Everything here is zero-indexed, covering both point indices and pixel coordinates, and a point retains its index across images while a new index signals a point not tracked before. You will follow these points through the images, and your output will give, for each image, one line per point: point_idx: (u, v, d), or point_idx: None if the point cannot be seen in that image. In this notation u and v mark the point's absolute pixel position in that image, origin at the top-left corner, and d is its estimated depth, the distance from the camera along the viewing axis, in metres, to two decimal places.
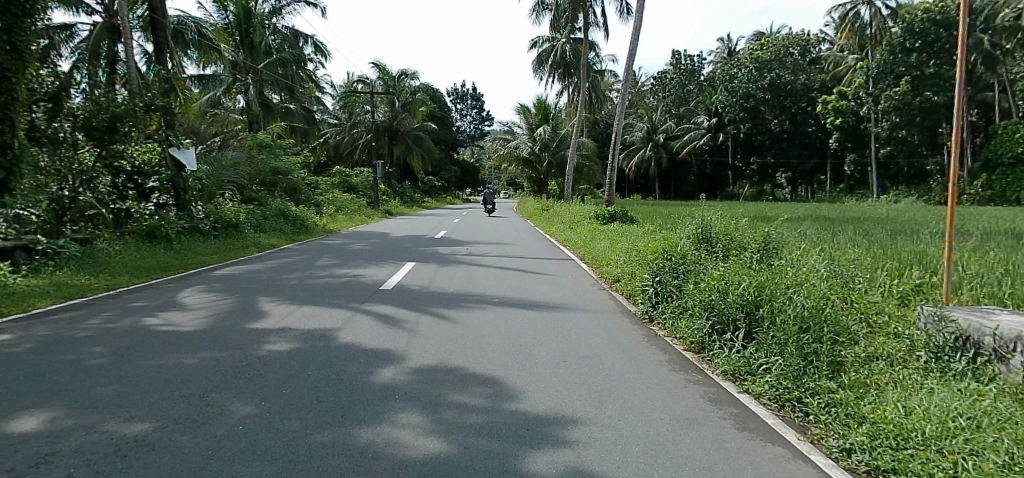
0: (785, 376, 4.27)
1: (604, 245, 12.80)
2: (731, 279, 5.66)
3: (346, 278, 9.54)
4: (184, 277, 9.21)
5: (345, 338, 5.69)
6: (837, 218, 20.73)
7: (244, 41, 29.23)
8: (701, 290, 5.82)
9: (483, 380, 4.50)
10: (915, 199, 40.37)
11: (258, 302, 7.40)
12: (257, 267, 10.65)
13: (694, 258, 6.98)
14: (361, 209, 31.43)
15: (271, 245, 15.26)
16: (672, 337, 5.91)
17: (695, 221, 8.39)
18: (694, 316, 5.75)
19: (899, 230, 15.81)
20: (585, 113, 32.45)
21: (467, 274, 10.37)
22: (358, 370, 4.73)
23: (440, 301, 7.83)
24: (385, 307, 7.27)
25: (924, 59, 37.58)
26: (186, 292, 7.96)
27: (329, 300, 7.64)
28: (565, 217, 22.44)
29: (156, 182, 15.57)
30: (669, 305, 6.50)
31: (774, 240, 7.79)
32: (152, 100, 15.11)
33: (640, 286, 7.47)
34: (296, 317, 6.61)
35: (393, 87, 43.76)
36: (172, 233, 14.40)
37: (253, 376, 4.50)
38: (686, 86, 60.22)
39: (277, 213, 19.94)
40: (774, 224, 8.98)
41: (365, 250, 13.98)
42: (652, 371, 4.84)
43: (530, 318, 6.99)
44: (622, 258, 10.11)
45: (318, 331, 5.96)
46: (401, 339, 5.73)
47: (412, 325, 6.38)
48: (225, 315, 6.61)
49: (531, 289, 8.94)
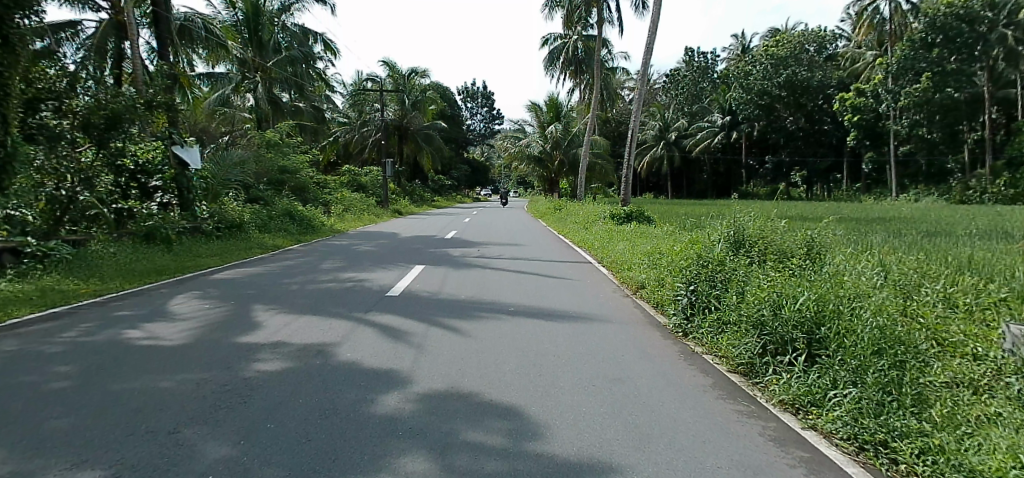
0: (861, 413, 3.57)
1: (623, 247, 12.10)
2: (782, 292, 4.97)
3: (351, 283, 8.96)
4: (179, 282, 8.66)
5: (343, 356, 5.07)
6: (863, 218, 19.93)
7: (252, 38, 28.64)
8: (748, 304, 5.13)
9: (501, 412, 3.87)
10: (936, 199, 39.11)
11: (253, 311, 6.81)
12: (258, 271, 10.09)
13: (732, 266, 6.30)
14: (370, 209, 30.91)
15: (275, 246, 14.71)
16: (713, 356, 5.23)
17: (727, 224, 7.71)
18: (740, 334, 5.06)
19: (935, 231, 14.93)
20: (597, 110, 31.61)
21: (479, 278, 9.75)
22: (357, 397, 4.12)
23: (451, 310, 7.20)
24: (391, 317, 6.65)
25: (945, 56, 36.22)
26: (178, 298, 7.39)
27: (331, 309, 7.02)
28: (579, 216, 21.74)
29: (160, 181, 15.14)
30: (708, 319, 5.83)
31: (817, 246, 7.09)
32: (151, 97, 14.45)
33: (672, 294, 6.79)
34: (293, 328, 6.02)
35: (403, 86, 43.35)
36: (173, 234, 13.93)
37: (236, 405, 3.90)
38: (699, 83, 59.12)
39: (283, 213, 19.42)
40: (813, 227, 8.22)
41: (372, 252, 13.42)
42: (698, 403, 4.16)
43: (549, 330, 6.34)
44: (645, 262, 9.44)
45: (315, 346, 5.36)
46: (407, 357, 5.11)
47: (420, 338, 5.77)
48: (216, 326, 6.05)
49: (549, 295, 8.28)
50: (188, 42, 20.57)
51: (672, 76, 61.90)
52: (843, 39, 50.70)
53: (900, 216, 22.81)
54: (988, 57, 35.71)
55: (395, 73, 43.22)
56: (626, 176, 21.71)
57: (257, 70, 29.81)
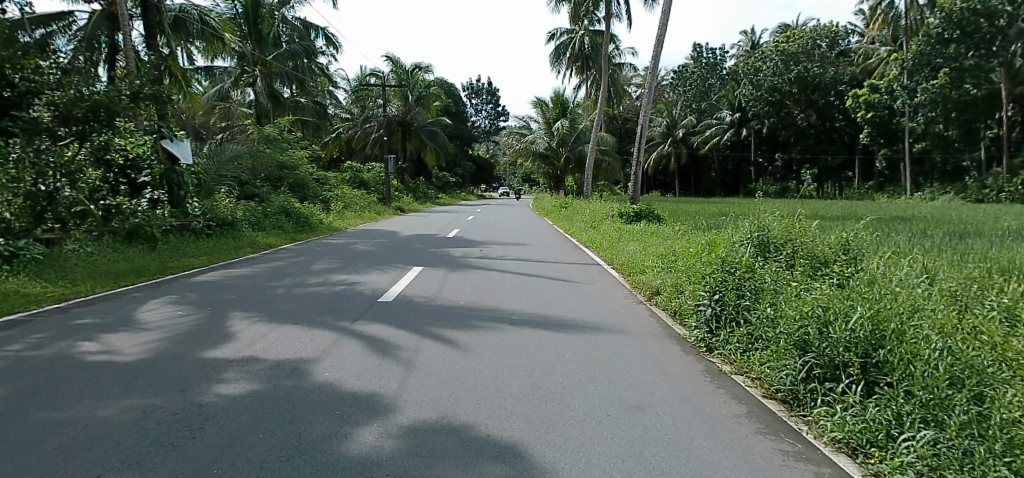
0: (943, 461, 2.82)
1: (634, 248, 11.40)
2: (829, 305, 4.26)
3: (342, 287, 8.32)
4: (157, 285, 8.05)
5: (320, 376, 4.41)
6: (882, 218, 19.10)
7: (251, 31, 27.85)
8: (788, 319, 4.43)
9: (496, 451, 3.22)
10: (951, 197, 38.08)
11: (229, 319, 6.18)
12: (245, 273, 9.46)
13: (762, 272, 5.63)
14: (371, 206, 30.25)
15: (268, 245, 14.10)
16: (745, 378, 4.58)
17: (753, 226, 7.04)
18: (777, 354, 4.37)
19: (961, 232, 14.18)
20: (604, 106, 30.72)
21: (482, 281, 9.14)
22: (326, 430, 3.44)
23: (449, 318, 6.55)
24: (381, 327, 6.01)
25: (963, 51, 35.22)
26: (149, 304, 6.77)
27: (316, 318, 6.36)
28: (587, 215, 21.00)
29: (149, 176, 14.65)
30: (736, 334, 5.15)
31: (853, 251, 6.42)
32: (139, 89, 13.75)
33: (693, 304, 6.11)
34: (270, 341, 5.37)
35: (406, 81, 42.70)
36: (158, 232, 13.30)
37: (181, 442, 3.23)
38: (708, 79, 58.09)
39: (279, 210, 18.84)
40: (846, 228, 7.47)
41: (369, 252, 12.76)
42: (734, 440, 3.49)
43: (556, 342, 5.71)
44: (660, 266, 8.79)
45: (290, 363, 4.70)
46: (395, 377, 4.46)
47: (412, 353, 5.12)
48: (183, 337, 5.39)
49: (556, 301, 7.64)
50: (184, 36, 19.82)
51: (679, 73, 60.99)
52: (856, 35, 49.54)
53: (920, 215, 21.89)
54: (1006, 54, 34.77)
55: (398, 68, 42.61)
56: (634, 173, 20.88)
57: (256, 63, 29.07)
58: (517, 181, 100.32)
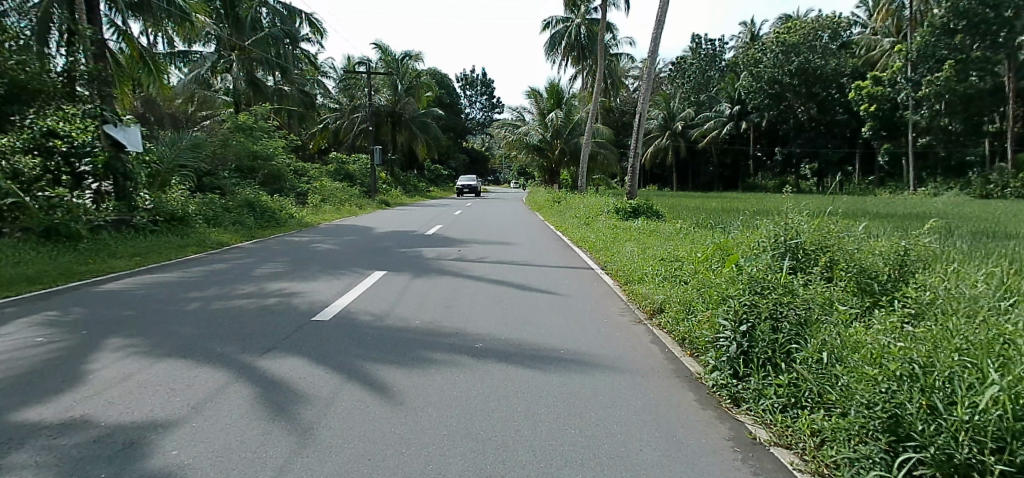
0: None
1: (631, 249, 9.96)
2: (931, 362, 2.78)
3: (278, 299, 6.84)
4: (43, 298, 6.53)
5: (157, 460, 2.90)
6: (896, 214, 17.76)
7: (228, 14, 26.18)
8: (864, 379, 2.94)
9: None
10: (955, 193, 36.77)
11: (99, 351, 4.69)
12: (171, 278, 7.99)
13: (806, 298, 4.21)
14: (353, 199, 28.59)
15: (219, 242, 12.57)
16: (796, 455, 3.10)
17: (780, 228, 5.65)
18: (849, 431, 2.86)
19: (987, 231, 12.83)
20: (600, 98, 27.52)
21: (452, 292, 7.67)
22: None
23: (394, 349, 5.03)
24: (297, 364, 4.52)
25: (970, 43, 33.44)
26: (6, 327, 5.26)
27: (218, 348, 4.86)
28: (580, 210, 19.67)
29: (90, 165, 13.06)
30: (777, 385, 3.66)
31: (912, 266, 5.03)
32: (75, 67, 12.91)
33: (709, 334, 4.67)
34: (130, 388, 3.87)
35: (395, 70, 41.30)
36: (87, 229, 11.70)
37: None
38: (707, 71, 56.73)
39: (242, 204, 17.36)
40: (890, 232, 6.08)
41: (331, 252, 11.28)
42: None
43: (528, 385, 4.24)
44: (661, 273, 7.41)
45: (128, 432, 3.21)
46: (273, 460, 2.96)
47: (318, 412, 3.62)
48: (6, 385, 3.85)
49: (536, 322, 6.15)
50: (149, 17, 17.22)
51: (678, 64, 60.05)
52: (858, 26, 48.02)
53: (935, 212, 20.41)
54: (1013, 46, 33.19)
55: (387, 56, 41.06)
56: (633, 164, 19.15)
57: (233, 48, 27.30)
58: (512, 174, 98.69)
